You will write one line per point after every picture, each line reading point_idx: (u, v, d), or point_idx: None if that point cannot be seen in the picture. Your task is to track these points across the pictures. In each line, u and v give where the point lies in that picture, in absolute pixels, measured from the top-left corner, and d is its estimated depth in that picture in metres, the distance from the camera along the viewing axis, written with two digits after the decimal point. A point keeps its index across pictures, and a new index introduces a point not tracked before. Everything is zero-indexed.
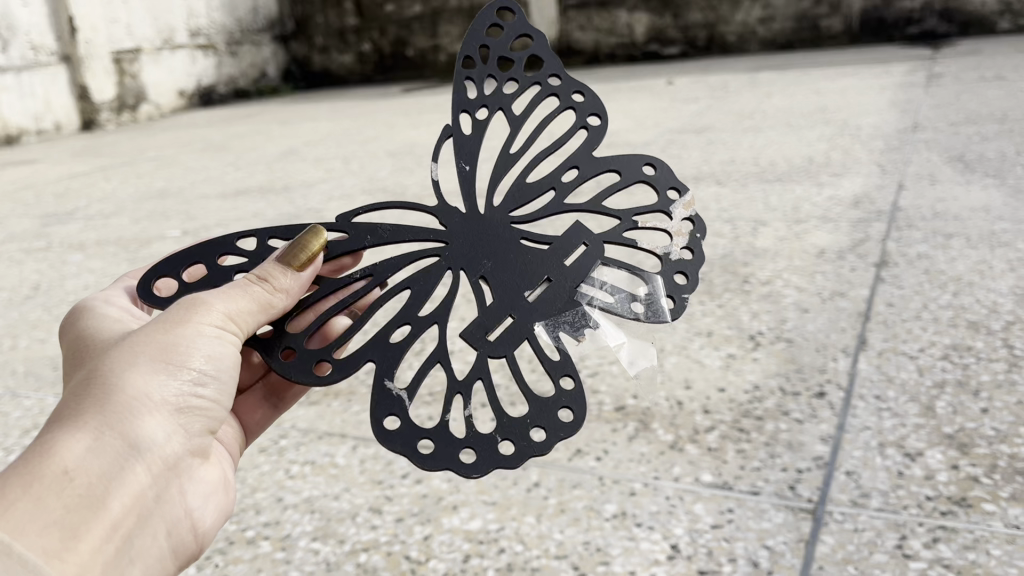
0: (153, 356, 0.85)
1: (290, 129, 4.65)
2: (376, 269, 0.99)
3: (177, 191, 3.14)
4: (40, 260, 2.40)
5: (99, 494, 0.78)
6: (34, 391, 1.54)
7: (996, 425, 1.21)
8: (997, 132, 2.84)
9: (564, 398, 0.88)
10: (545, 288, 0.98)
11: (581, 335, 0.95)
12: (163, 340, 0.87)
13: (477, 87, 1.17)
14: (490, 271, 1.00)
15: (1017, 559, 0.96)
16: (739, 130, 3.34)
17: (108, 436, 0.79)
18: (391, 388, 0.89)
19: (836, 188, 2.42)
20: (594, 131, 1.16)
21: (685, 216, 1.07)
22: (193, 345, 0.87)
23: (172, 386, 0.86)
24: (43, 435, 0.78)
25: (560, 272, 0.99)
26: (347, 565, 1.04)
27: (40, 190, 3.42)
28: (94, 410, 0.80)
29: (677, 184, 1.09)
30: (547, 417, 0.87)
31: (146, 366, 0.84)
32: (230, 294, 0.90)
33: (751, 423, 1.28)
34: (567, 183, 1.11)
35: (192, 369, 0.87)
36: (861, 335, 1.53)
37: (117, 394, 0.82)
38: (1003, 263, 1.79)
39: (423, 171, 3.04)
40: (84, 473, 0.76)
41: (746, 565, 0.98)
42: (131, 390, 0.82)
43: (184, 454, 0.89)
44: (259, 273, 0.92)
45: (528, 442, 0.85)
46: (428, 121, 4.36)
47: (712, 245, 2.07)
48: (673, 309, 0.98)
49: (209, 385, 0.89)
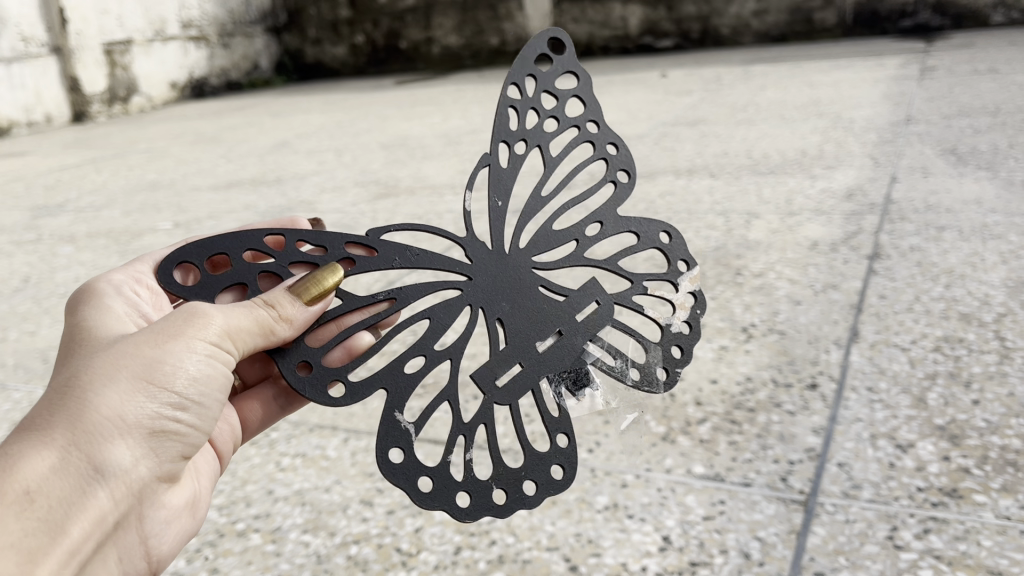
0: (136, 368, 0.79)
1: (282, 121, 4.64)
2: (400, 292, 0.93)
3: (169, 182, 3.13)
4: (30, 251, 2.40)
5: (58, 520, 0.72)
6: (24, 383, 1.53)
7: (987, 416, 1.21)
8: (989, 125, 2.84)
9: (560, 456, 0.88)
10: (556, 340, 0.94)
11: (582, 395, 0.93)
12: (149, 353, 0.80)
13: (522, 114, 1.01)
14: (506, 314, 0.94)
15: (1008, 550, 0.95)
16: (732, 122, 3.35)
17: (73, 457, 0.73)
18: (401, 420, 0.86)
19: (829, 180, 2.42)
20: (621, 190, 1.07)
21: (689, 290, 1.04)
22: (179, 363, 0.81)
23: (150, 407, 0.79)
24: (6, 446, 0.72)
25: (574, 326, 0.95)
26: (338, 557, 1.03)
27: (31, 181, 3.41)
28: (65, 422, 0.74)
29: (686, 257, 1.06)
30: (540, 473, 0.87)
31: (127, 381, 0.78)
32: (229, 309, 0.84)
33: (743, 414, 1.28)
34: (590, 240, 1.06)
35: (174, 392, 0.81)
36: (854, 327, 1.53)
37: (92, 408, 0.76)
38: (995, 255, 1.79)
39: (416, 164, 3.03)
40: (43, 495, 0.71)
41: (737, 556, 0.98)
42: (108, 409, 0.76)
43: (152, 479, 0.83)
44: (271, 298, 0.86)
45: (520, 496, 0.85)
46: (422, 114, 4.34)
47: (705, 236, 2.07)
48: (667, 381, 0.97)
49: (188, 410, 0.83)
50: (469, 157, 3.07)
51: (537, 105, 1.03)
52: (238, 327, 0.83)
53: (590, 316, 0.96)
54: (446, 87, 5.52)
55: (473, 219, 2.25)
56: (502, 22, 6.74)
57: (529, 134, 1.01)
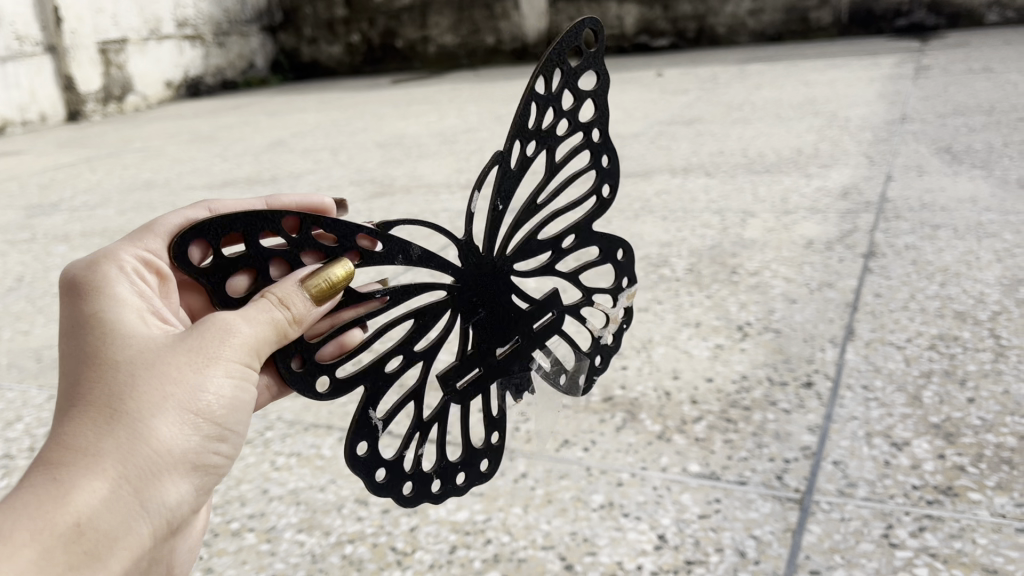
0: (178, 391, 0.71)
1: (276, 120, 4.62)
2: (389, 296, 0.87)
3: (164, 182, 3.12)
4: (24, 250, 2.39)
5: (103, 561, 0.64)
6: (17, 383, 1.53)
7: (981, 414, 1.21)
8: (985, 125, 2.84)
9: (488, 452, 0.95)
10: (512, 349, 0.96)
11: (518, 398, 0.99)
12: (190, 373, 0.72)
13: (542, 111, 0.93)
14: (481, 321, 0.91)
15: (1004, 548, 0.96)
16: (728, 121, 3.34)
17: (121, 491, 0.66)
18: (373, 417, 0.85)
19: (824, 179, 2.42)
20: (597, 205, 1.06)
21: (624, 304, 1.10)
22: (220, 386, 0.73)
23: (193, 437, 0.72)
24: (45, 478, 0.64)
25: (528, 337, 0.97)
26: (332, 556, 1.03)
27: (26, 180, 3.40)
28: (110, 452, 0.66)
29: (630, 274, 1.09)
30: (471, 467, 0.93)
31: (171, 405, 0.70)
32: (251, 315, 0.74)
33: (739, 413, 1.28)
34: (566, 251, 1.01)
35: (216, 422, 0.73)
36: (849, 326, 1.53)
37: (137, 437, 0.68)
38: (990, 253, 1.79)
39: (411, 163, 3.03)
40: (90, 536, 0.63)
41: (732, 555, 0.98)
42: (155, 437, 0.69)
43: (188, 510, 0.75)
44: (281, 294, 0.75)
45: (451, 486, 0.91)
46: (417, 113, 4.33)
47: (700, 235, 2.07)
48: (582, 387, 1.09)
49: (227, 439, 0.76)
50: (465, 156, 3.06)
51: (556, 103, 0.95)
52: (264, 341, 0.74)
53: (544, 324, 0.99)
54: (442, 87, 5.51)
55: (468, 219, 2.24)
56: (498, 22, 6.74)
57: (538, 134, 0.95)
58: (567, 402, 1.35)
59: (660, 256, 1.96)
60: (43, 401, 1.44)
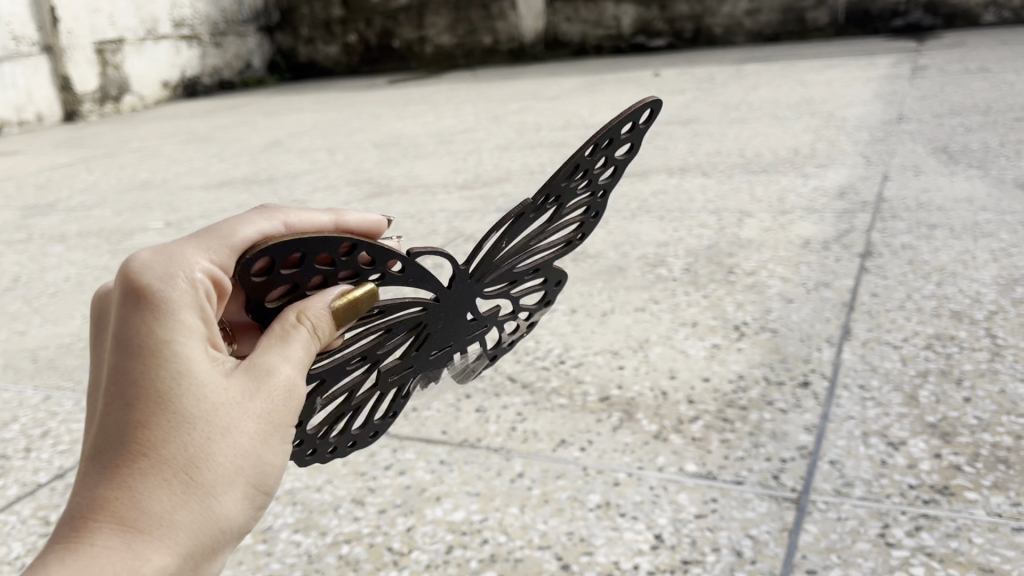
0: (245, 461, 0.64)
1: (273, 121, 4.61)
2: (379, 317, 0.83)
3: (161, 182, 3.12)
4: (21, 250, 2.38)
5: None
6: (13, 384, 1.52)
7: (978, 414, 1.22)
8: (981, 124, 2.85)
9: (375, 433, 0.92)
10: (445, 353, 0.92)
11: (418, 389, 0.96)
12: (257, 440, 0.65)
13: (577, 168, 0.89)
14: (433, 332, 0.88)
15: (1000, 547, 0.96)
16: (724, 121, 3.35)
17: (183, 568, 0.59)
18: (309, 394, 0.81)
19: (821, 179, 2.42)
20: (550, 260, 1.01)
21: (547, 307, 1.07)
22: (275, 454, 0.67)
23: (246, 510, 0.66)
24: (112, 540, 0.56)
25: (457, 345, 0.93)
26: (329, 557, 1.03)
27: (22, 180, 3.40)
28: (180, 528, 0.59)
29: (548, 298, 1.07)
30: (354, 441, 0.90)
31: (237, 479, 0.64)
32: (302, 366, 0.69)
33: (735, 412, 1.28)
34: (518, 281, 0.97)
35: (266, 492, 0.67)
36: (846, 325, 1.53)
37: (205, 513, 0.61)
38: (986, 252, 1.80)
39: (408, 163, 3.03)
40: None
41: (729, 554, 0.98)
42: (222, 512, 0.62)
43: None
44: (315, 319, 0.70)
45: (329, 452, 0.88)
46: (415, 113, 4.33)
47: (697, 235, 2.07)
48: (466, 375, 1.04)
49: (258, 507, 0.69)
50: (462, 155, 3.06)
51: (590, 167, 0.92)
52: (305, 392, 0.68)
53: (477, 334, 0.95)
54: (439, 87, 5.51)
55: (465, 219, 2.24)
56: (495, 22, 6.74)
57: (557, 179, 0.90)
58: (564, 402, 1.35)
59: (656, 255, 1.96)
60: (39, 402, 1.44)
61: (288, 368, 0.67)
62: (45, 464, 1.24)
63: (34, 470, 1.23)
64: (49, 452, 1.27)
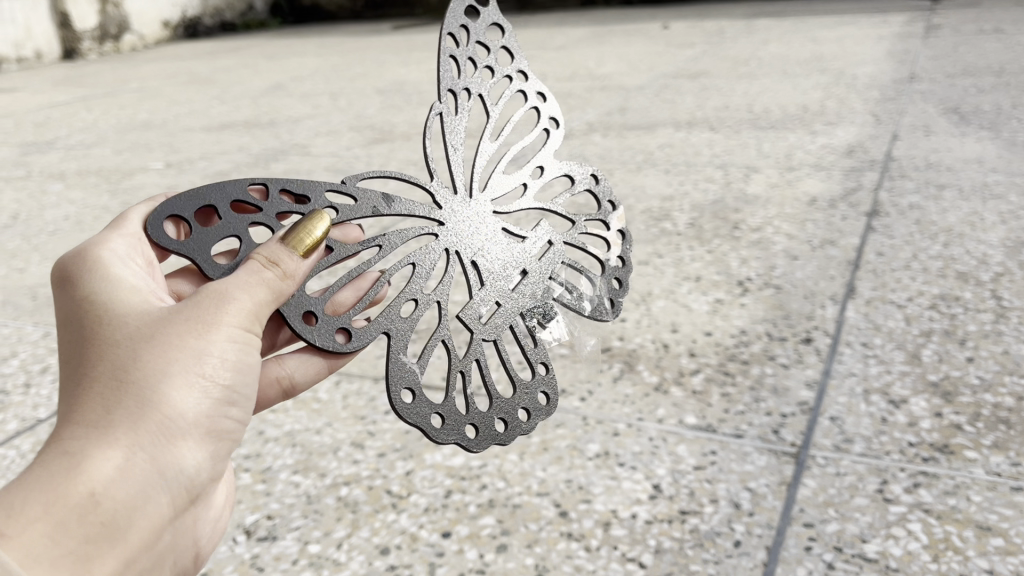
0: (153, 326, 0.64)
1: (276, 63, 4.56)
2: (382, 239, 0.80)
3: (161, 123, 3.08)
4: (20, 187, 2.36)
5: (95, 489, 0.57)
6: (12, 320, 1.52)
7: (981, 373, 1.21)
8: (994, 85, 2.81)
9: (540, 383, 0.80)
10: (523, 281, 0.82)
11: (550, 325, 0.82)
12: (178, 313, 0.65)
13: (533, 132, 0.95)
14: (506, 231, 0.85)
15: (998, 506, 0.96)
16: (734, 76, 3.29)
17: (117, 421, 0.60)
18: (406, 361, 0.73)
19: (830, 136, 2.39)
20: (452, 160, 0.87)
21: (617, 229, 0.95)
22: (225, 351, 0.65)
23: (190, 382, 0.63)
24: (53, 451, 0.58)
25: (533, 263, 0.83)
26: (327, 498, 1.03)
27: (21, 117, 3.36)
28: (120, 424, 0.60)
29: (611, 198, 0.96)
30: (506, 409, 0.77)
31: (155, 348, 0.63)
32: (246, 280, 0.66)
33: (737, 366, 1.28)
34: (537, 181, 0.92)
35: (210, 362, 0.64)
36: (850, 283, 1.52)
37: (155, 407, 0.61)
38: (994, 214, 1.78)
39: (411, 110, 3.00)
40: (83, 469, 0.57)
41: (727, 506, 0.98)
42: (168, 409, 0.62)
43: (209, 474, 0.67)
44: (267, 254, 0.67)
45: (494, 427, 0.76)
46: (419, 59, 4.28)
47: (703, 189, 2.05)
48: (613, 309, 0.88)
49: (235, 396, 0.67)
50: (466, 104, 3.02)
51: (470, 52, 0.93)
52: (263, 305, 0.66)
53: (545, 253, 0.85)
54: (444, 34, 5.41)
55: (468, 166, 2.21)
56: None
57: (519, 54, 0.98)
58: (565, 351, 1.35)
59: (662, 209, 1.94)
60: (38, 339, 1.43)
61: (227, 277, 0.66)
62: (44, 400, 1.23)
63: (33, 405, 1.22)
64: (48, 389, 1.27)
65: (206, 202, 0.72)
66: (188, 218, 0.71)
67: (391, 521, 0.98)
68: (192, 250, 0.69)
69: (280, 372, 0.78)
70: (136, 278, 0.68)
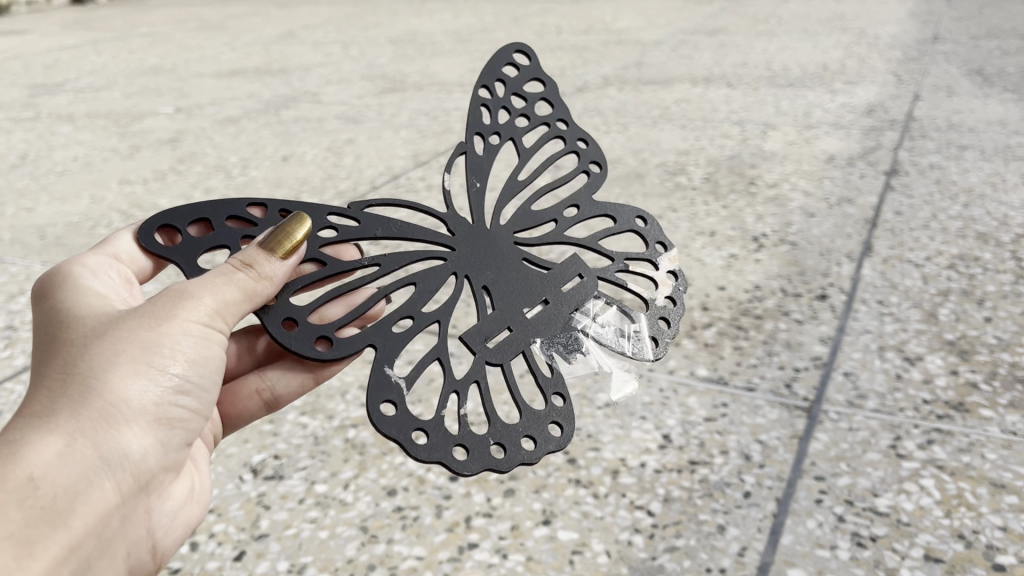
0: (103, 324, 0.66)
1: (288, 11, 4.50)
2: (383, 258, 0.79)
3: (171, 67, 3.05)
4: (29, 128, 2.34)
5: (36, 472, 0.57)
6: (20, 258, 1.51)
7: (999, 334, 1.19)
8: (1019, 48, 2.75)
9: (554, 413, 0.72)
10: (543, 311, 0.78)
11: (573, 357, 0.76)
12: (131, 312, 0.67)
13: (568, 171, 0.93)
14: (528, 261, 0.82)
15: (1012, 464, 0.94)
16: (753, 33, 3.23)
17: (63, 407, 0.61)
18: (392, 374, 0.70)
19: (849, 95, 2.35)
20: (474, 192, 0.86)
21: (668, 269, 0.88)
22: (179, 344, 0.67)
23: (141, 376, 0.65)
24: None
25: (557, 295, 0.79)
26: (335, 440, 1.02)
27: (30, 59, 3.33)
28: (64, 412, 0.61)
29: (663, 239, 0.90)
30: (505, 436, 0.69)
31: (104, 341, 0.64)
32: (212, 281, 0.68)
33: (750, 321, 1.26)
34: (571, 220, 0.89)
35: (162, 356, 0.66)
36: (867, 241, 1.50)
37: (102, 395, 0.62)
38: (1016, 176, 1.74)
39: (424, 60, 2.95)
40: (26, 451, 0.57)
41: (737, 457, 0.97)
42: (115, 397, 0.63)
43: (158, 469, 0.67)
44: (241, 255, 0.69)
45: (485, 450, 0.68)
46: (433, 9, 4.21)
47: (720, 145, 2.02)
48: (656, 348, 0.79)
49: (189, 392, 0.68)
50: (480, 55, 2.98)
51: (506, 101, 0.95)
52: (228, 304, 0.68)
53: (572, 287, 0.81)
54: None
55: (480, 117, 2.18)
56: None
57: (559, 103, 0.97)
58: None
59: (677, 163, 1.91)
60: None
61: (191, 281, 0.69)
62: None
63: None
64: None
65: (201, 215, 0.74)
66: (180, 228, 0.73)
67: (398, 463, 0.98)
68: (182, 259, 0.71)
69: (261, 385, 0.80)
70: (105, 288, 0.72)
